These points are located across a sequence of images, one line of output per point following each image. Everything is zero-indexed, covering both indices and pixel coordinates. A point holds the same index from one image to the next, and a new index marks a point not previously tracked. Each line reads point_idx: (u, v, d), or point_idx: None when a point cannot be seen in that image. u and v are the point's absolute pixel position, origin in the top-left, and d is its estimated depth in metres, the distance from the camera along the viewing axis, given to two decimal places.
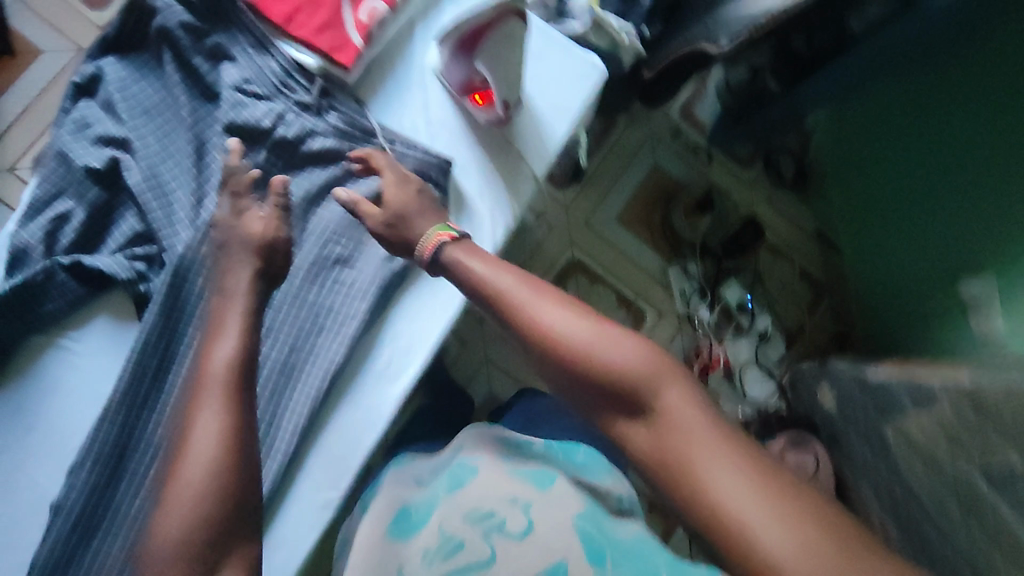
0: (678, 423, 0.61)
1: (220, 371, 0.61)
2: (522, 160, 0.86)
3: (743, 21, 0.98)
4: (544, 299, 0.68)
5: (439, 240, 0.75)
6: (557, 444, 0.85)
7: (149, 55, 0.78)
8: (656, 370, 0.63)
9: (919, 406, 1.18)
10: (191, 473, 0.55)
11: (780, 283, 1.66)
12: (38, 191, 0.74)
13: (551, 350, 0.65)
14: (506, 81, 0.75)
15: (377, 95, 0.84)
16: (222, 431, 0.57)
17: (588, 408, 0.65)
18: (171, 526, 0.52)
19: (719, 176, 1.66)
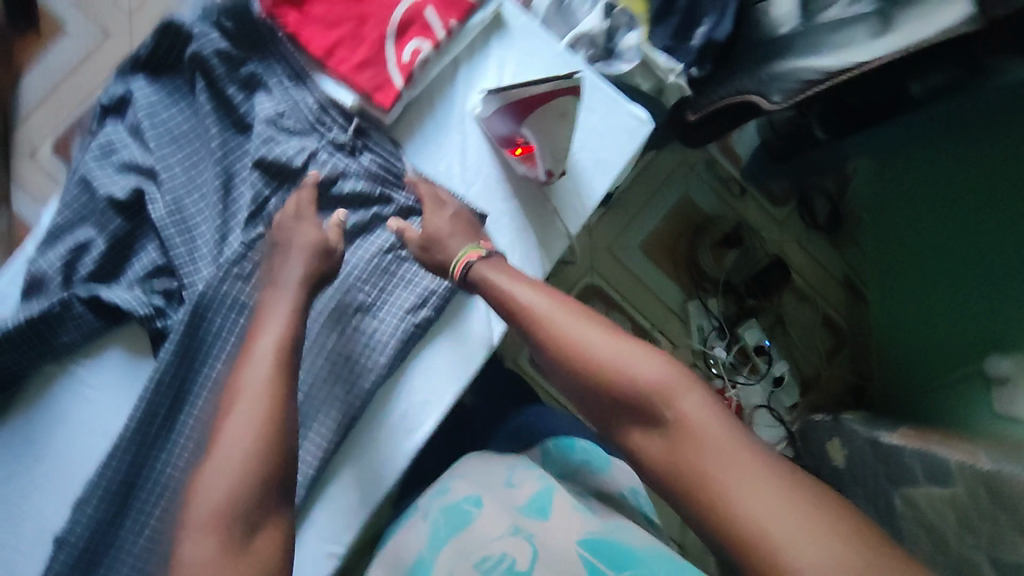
0: (696, 432, 0.60)
1: (271, 349, 0.64)
2: (556, 215, 0.83)
3: (799, 78, 0.94)
4: (569, 316, 0.70)
5: (468, 261, 0.75)
6: (554, 446, 0.88)
7: (183, 81, 0.75)
8: (675, 381, 0.63)
9: (932, 480, 1.18)
10: (238, 443, 0.58)
11: (802, 327, 1.64)
12: (60, 218, 0.72)
13: (574, 361, 0.67)
14: (550, 152, 0.75)
15: (413, 137, 0.80)
16: (264, 419, 0.60)
17: (602, 420, 0.67)
18: (212, 500, 0.55)
19: (752, 214, 1.63)
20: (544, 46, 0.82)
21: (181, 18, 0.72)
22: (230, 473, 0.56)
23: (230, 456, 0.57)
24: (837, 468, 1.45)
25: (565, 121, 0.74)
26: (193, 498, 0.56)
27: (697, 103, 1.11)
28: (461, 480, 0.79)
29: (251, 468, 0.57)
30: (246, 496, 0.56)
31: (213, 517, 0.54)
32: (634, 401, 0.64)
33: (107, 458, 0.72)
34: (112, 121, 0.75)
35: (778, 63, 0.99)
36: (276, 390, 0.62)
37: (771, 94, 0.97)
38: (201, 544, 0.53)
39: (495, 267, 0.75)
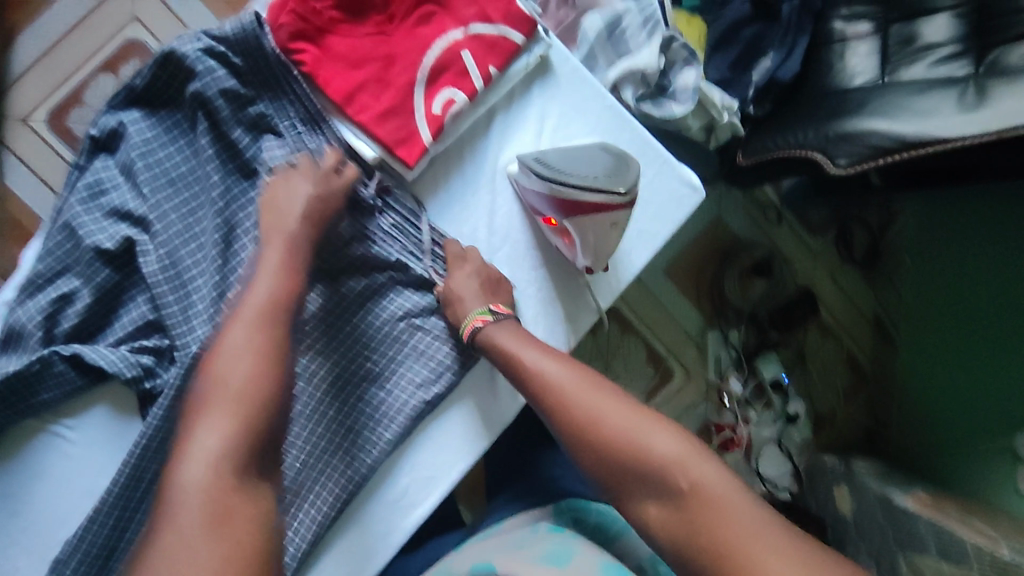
0: (716, 503, 0.54)
1: (260, 311, 0.59)
2: (587, 289, 0.75)
3: (870, 144, 0.84)
4: (578, 380, 0.63)
5: (476, 326, 0.68)
6: (567, 507, 0.79)
7: (180, 117, 0.68)
8: (691, 454, 0.57)
9: (944, 555, 1.15)
10: (241, 368, 0.56)
11: (822, 362, 1.57)
12: (40, 266, 0.65)
13: (578, 431, 0.60)
14: (592, 248, 0.67)
15: (438, 193, 0.72)
16: (251, 375, 0.55)
17: (607, 493, 0.60)
18: (213, 431, 0.52)
19: (786, 242, 1.55)
20: (592, 99, 0.73)
21: (181, 50, 0.65)
22: (235, 402, 0.54)
23: (235, 386, 0.55)
24: (843, 516, 1.41)
25: (614, 230, 0.65)
26: (191, 429, 0.53)
27: (749, 145, 1.01)
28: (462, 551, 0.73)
29: (261, 403, 0.55)
30: (252, 426, 0.54)
31: (220, 450, 0.51)
32: (646, 475, 0.57)
33: (81, 532, 0.65)
34: (105, 158, 0.68)
35: (847, 122, 0.87)
36: (263, 346, 0.57)
37: (836, 156, 0.87)
38: (204, 471, 0.50)
39: (504, 331, 0.68)
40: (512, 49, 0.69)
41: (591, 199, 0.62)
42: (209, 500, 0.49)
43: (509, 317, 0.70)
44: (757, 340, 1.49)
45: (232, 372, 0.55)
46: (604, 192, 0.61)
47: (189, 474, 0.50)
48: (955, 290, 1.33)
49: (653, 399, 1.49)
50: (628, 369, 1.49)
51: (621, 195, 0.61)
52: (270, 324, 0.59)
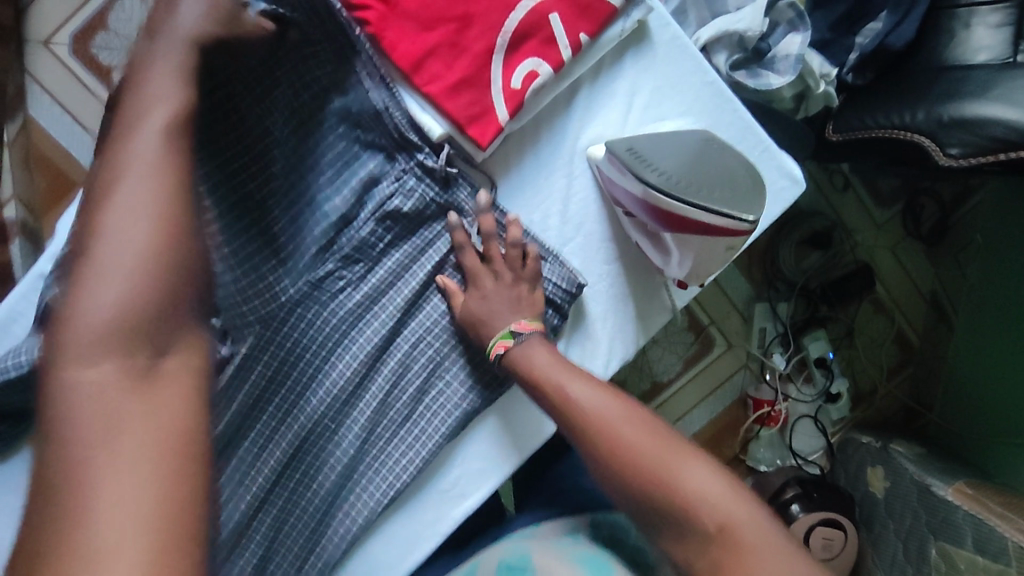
0: (753, 550, 0.52)
1: (147, 154, 0.48)
2: (663, 287, 0.70)
3: (990, 134, 0.75)
4: (611, 402, 0.59)
5: (499, 352, 0.63)
6: (602, 520, 0.75)
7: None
8: (726, 496, 0.55)
9: (980, 549, 1.13)
10: (124, 227, 0.46)
11: (871, 339, 1.51)
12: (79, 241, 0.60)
13: (614, 463, 0.57)
14: (693, 260, 0.60)
15: (510, 175, 0.65)
16: (149, 210, 0.47)
17: (645, 516, 0.56)
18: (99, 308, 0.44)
19: (850, 213, 1.45)
20: (692, 73, 0.65)
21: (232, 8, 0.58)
22: (124, 259, 0.45)
23: (119, 245, 0.46)
24: (874, 496, 1.40)
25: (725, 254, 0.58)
26: (77, 302, 0.45)
27: (841, 119, 0.91)
28: (495, 548, 0.72)
29: (134, 263, 0.45)
30: (136, 296, 0.45)
31: (113, 319, 0.44)
32: (678, 515, 0.55)
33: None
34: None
35: (961, 104, 0.78)
36: (164, 182, 0.48)
37: (946, 143, 0.78)
38: (94, 358, 0.43)
39: (533, 347, 0.62)
40: (608, 11, 0.61)
41: (688, 214, 0.55)
42: (101, 387, 0.43)
43: (537, 336, 0.63)
44: (807, 314, 1.44)
45: (112, 231, 0.46)
46: (725, 215, 0.54)
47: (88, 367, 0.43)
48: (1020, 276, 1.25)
49: (690, 368, 1.45)
50: (666, 336, 1.44)
51: (730, 224, 0.54)
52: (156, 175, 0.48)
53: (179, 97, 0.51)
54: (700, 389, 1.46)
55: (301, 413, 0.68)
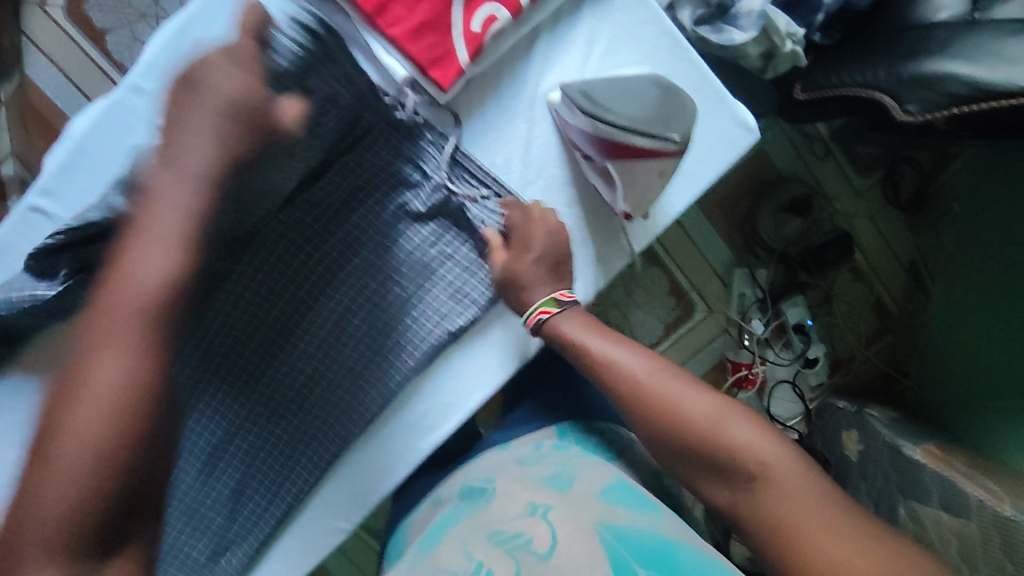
0: (783, 482, 0.58)
1: (131, 316, 0.47)
2: (621, 231, 0.73)
3: (946, 90, 0.76)
4: (651, 368, 0.65)
5: (541, 317, 0.68)
6: (570, 431, 0.81)
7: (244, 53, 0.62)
8: (760, 438, 0.60)
9: (944, 506, 1.16)
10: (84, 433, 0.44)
11: (848, 306, 1.55)
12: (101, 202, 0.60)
13: (652, 421, 0.63)
14: (630, 194, 0.65)
15: (473, 118, 0.69)
16: (125, 380, 0.45)
17: (686, 465, 0.62)
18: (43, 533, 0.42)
19: (829, 180, 1.49)
20: (649, 23, 0.68)
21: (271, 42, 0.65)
22: (105, 427, 0.44)
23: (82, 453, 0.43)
24: (848, 459, 1.42)
25: (662, 178, 0.63)
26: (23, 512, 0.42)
27: (812, 78, 0.95)
28: (480, 468, 0.76)
29: (94, 455, 0.43)
30: (85, 499, 0.42)
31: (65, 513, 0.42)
32: (717, 459, 0.60)
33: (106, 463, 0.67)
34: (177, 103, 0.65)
35: (923, 61, 0.79)
36: (140, 333, 0.46)
37: (906, 102, 0.81)
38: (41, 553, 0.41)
39: (573, 317, 0.68)
40: None
41: (639, 143, 0.60)
42: None
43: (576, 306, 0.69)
44: (786, 280, 1.48)
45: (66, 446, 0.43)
46: (661, 139, 0.60)
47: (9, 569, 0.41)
48: (994, 245, 1.27)
49: (671, 333, 1.49)
50: (648, 300, 1.47)
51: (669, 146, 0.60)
52: (113, 392, 0.45)
53: (165, 285, 0.48)
54: (681, 353, 1.50)
55: (284, 350, 0.73)
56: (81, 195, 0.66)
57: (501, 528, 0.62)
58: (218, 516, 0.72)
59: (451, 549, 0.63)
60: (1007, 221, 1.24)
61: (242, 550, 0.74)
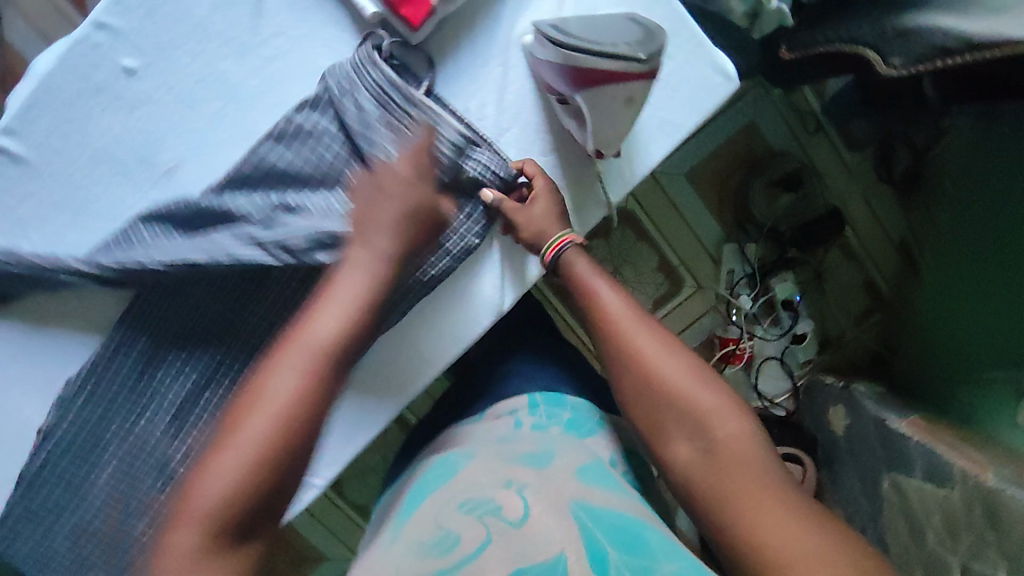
0: (740, 458, 0.56)
1: (317, 344, 0.56)
2: (598, 181, 0.72)
3: (929, 42, 0.75)
4: (642, 326, 0.63)
5: (565, 243, 0.68)
6: (542, 401, 0.78)
7: (336, 127, 0.65)
8: (731, 409, 0.59)
9: (928, 476, 1.14)
10: (275, 400, 0.54)
11: (838, 283, 1.55)
12: (288, 243, 0.64)
13: (629, 370, 0.62)
14: (602, 130, 0.60)
15: (447, 61, 0.68)
16: (291, 404, 0.54)
17: (647, 419, 0.61)
18: (221, 466, 0.51)
19: (819, 154, 1.48)
20: None
21: (330, 83, 0.65)
22: (250, 468, 0.51)
23: (269, 420, 0.53)
24: (835, 435, 1.40)
25: (629, 107, 0.57)
26: (213, 461, 0.52)
27: (797, 39, 0.93)
28: (458, 442, 0.74)
29: (285, 432, 0.53)
30: (231, 508, 0.50)
31: (212, 507, 0.50)
32: (683, 419, 0.59)
33: (56, 418, 0.73)
34: (269, 146, 0.65)
35: (908, 16, 0.78)
36: (284, 440, 0.53)
37: (890, 57, 0.79)
38: (222, 491, 0.50)
39: (576, 256, 0.68)
40: None
41: (602, 65, 0.54)
42: (193, 547, 0.49)
43: (574, 248, 0.68)
44: (775, 256, 1.47)
45: (264, 397, 0.54)
46: (624, 59, 0.53)
47: (212, 458, 0.52)
48: (985, 219, 1.26)
49: (658, 309, 1.48)
50: (637, 275, 1.46)
51: (637, 66, 0.53)
52: (310, 377, 0.55)
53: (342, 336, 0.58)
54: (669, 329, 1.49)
55: (258, 303, 0.71)
56: (50, 134, 0.68)
57: (472, 497, 0.60)
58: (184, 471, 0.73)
59: (423, 515, 0.62)
60: (996, 202, 1.23)
61: None
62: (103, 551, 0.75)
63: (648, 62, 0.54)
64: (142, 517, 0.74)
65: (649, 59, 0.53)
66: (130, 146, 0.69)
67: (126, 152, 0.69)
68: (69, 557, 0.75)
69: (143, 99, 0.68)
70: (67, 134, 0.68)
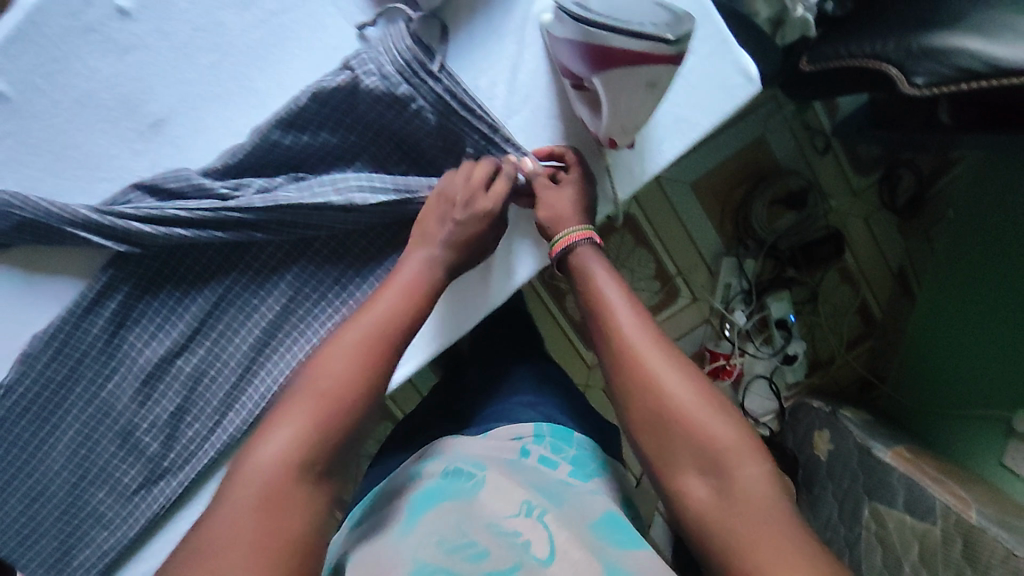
0: (756, 505, 0.52)
1: (376, 322, 0.59)
2: (607, 176, 0.69)
3: (954, 61, 0.73)
4: (655, 348, 0.59)
5: (574, 241, 0.65)
6: (549, 432, 0.74)
7: (354, 121, 0.64)
8: (745, 446, 0.55)
9: (910, 509, 1.12)
10: (335, 371, 0.56)
11: (834, 307, 1.53)
12: (337, 195, 0.64)
13: (638, 394, 0.58)
14: (618, 115, 0.57)
15: (460, 35, 0.66)
16: (354, 368, 0.57)
17: (654, 452, 0.57)
18: (290, 428, 0.53)
19: (827, 175, 1.46)
20: None
21: (366, 83, 0.62)
22: (321, 406, 0.54)
23: (327, 387, 0.55)
24: (817, 458, 1.38)
25: (650, 92, 0.55)
26: (279, 417, 0.54)
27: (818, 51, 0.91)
28: (454, 449, 0.69)
29: (357, 386, 0.56)
30: (313, 441, 0.53)
31: (286, 445, 0.52)
32: (695, 451, 0.55)
33: (17, 376, 0.68)
34: (281, 132, 0.63)
35: (937, 35, 0.76)
36: (349, 392, 0.55)
37: (914, 74, 0.77)
38: (290, 436, 0.53)
39: (589, 256, 0.65)
40: None
41: (622, 43, 0.52)
42: (269, 477, 0.51)
43: (586, 244, 0.65)
44: (774, 274, 1.45)
45: (325, 372, 0.56)
46: (649, 39, 0.51)
47: (279, 418, 0.54)
48: (980, 254, 1.25)
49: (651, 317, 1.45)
50: (633, 280, 1.44)
51: (661, 47, 0.51)
52: (365, 356, 0.57)
53: (397, 315, 0.60)
54: None
55: (236, 268, 0.69)
56: (32, 71, 0.64)
57: (494, 526, 0.56)
58: (153, 443, 0.71)
59: (432, 520, 0.57)
60: (994, 241, 1.22)
61: (175, 480, 0.71)
62: (57, 518, 0.72)
63: (674, 44, 0.51)
64: (105, 487, 0.71)
65: (673, 41, 0.51)
66: (118, 92, 0.66)
67: (113, 98, 0.66)
68: (18, 526, 0.72)
69: (136, 45, 0.65)
70: (51, 74, 0.64)
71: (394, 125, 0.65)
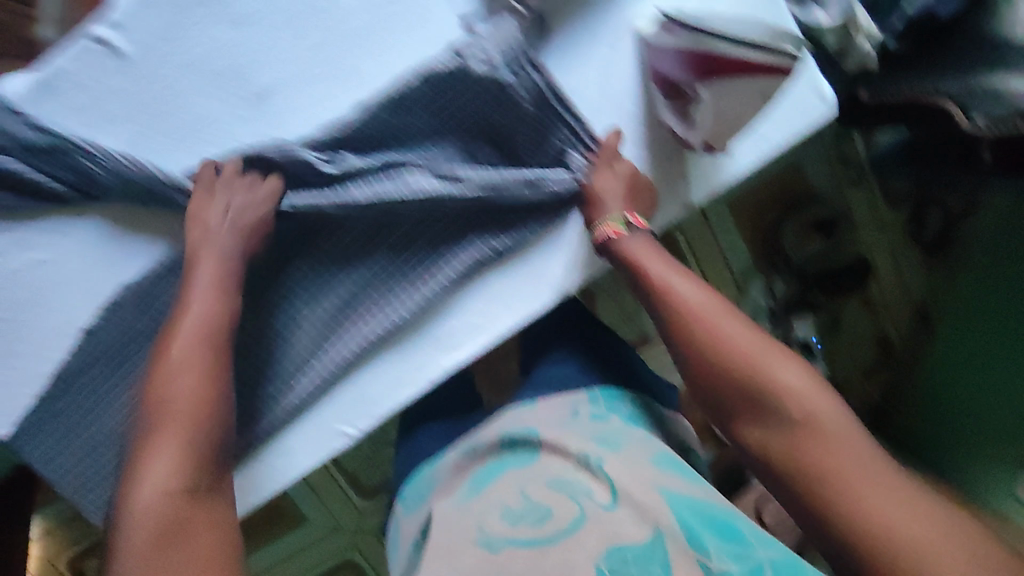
0: (829, 437, 0.53)
1: (194, 331, 0.64)
2: (684, 180, 0.73)
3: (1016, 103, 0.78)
4: (711, 308, 0.61)
5: (607, 234, 0.68)
6: (599, 394, 0.76)
7: (455, 104, 0.67)
8: (812, 387, 0.55)
9: None
10: (183, 390, 0.61)
11: (854, 334, 1.57)
12: (438, 183, 0.67)
13: (700, 353, 0.60)
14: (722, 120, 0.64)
15: (559, 38, 0.71)
16: (197, 389, 0.61)
17: (721, 409, 0.59)
18: (160, 458, 0.57)
19: (859, 204, 1.50)
20: None
21: (472, 67, 0.65)
22: (183, 417, 0.59)
23: (179, 406, 0.60)
24: None
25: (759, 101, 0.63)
26: (149, 453, 0.57)
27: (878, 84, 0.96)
28: (514, 417, 0.74)
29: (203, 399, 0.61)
30: (186, 459, 0.58)
31: (167, 472, 0.56)
32: (760, 399, 0.56)
33: (98, 322, 0.71)
34: (385, 109, 0.66)
35: (998, 77, 0.81)
36: (201, 405, 0.61)
37: (972, 112, 0.82)
38: (165, 463, 0.57)
39: (639, 240, 0.67)
40: None
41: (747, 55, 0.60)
42: (162, 502, 0.54)
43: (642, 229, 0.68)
44: (800, 296, 1.49)
45: (173, 394, 0.61)
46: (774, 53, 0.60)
47: (149, 452, 0.57)
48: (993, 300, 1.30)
49: None
50: None
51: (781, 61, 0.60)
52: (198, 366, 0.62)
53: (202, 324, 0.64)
54: None
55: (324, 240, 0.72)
56: (154, 34, 0.68)
57: (558, 483, 0.62)
58: None
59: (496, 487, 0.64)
60: (1007, 281, 1.27)
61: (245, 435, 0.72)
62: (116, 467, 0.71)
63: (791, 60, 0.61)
64: None
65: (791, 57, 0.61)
66: (231, 61, 0.70)
67: (227, 67, 0.70)
68: (75, 475, 0.71)
69: (252, 18, 0.69)
70: (171, 38, 0.69)
71: (491, 111, 0.68)
